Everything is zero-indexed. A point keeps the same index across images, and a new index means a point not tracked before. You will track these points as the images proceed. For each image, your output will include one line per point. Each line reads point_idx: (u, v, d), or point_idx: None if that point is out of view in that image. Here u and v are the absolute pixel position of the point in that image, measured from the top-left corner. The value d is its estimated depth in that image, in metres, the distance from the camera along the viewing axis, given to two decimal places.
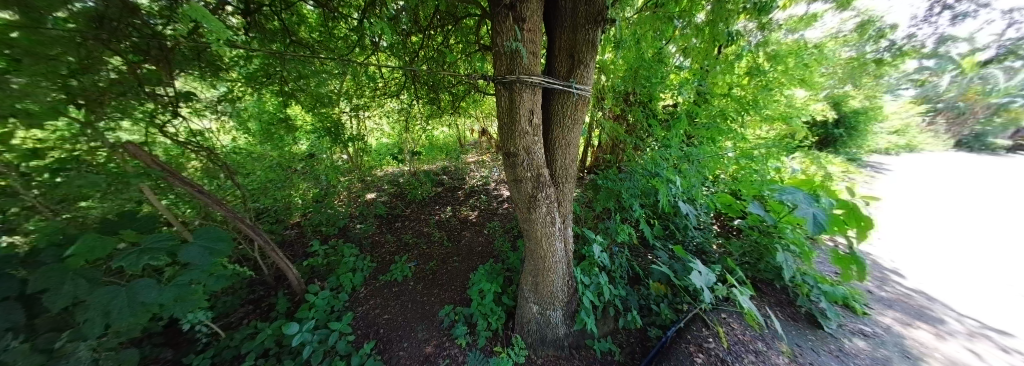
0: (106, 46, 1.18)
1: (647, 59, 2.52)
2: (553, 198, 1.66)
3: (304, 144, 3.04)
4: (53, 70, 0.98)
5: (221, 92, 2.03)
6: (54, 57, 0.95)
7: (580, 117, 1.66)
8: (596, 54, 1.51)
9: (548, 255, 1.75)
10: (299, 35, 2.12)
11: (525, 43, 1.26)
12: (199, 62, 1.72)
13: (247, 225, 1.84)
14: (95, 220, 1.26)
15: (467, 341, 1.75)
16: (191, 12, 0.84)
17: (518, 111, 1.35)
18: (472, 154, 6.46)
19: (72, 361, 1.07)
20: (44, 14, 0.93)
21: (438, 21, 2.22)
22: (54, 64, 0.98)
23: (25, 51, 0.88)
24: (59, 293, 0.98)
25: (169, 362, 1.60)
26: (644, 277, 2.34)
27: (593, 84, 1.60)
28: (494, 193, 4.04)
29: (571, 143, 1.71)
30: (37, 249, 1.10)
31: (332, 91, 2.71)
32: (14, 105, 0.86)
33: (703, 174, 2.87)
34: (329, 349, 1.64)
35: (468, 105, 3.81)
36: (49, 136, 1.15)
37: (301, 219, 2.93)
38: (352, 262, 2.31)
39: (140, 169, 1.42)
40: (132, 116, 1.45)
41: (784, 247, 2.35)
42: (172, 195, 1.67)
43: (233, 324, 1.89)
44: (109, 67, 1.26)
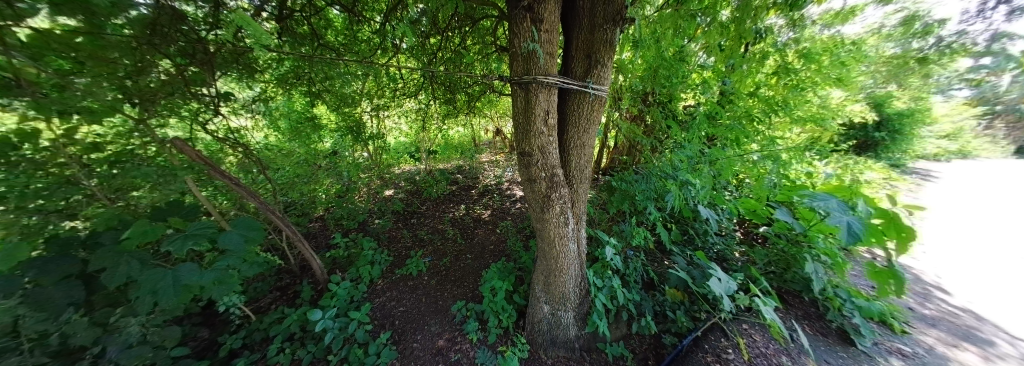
0: (155, 49, 1.31)
1: (669, 59, 2.44)
2: (567, 199, 1.66)
3: (328, 142, 3.19)
4: (110, 72, 1.13)
5: (255, 92, 2.18)
6: (111, 59, 1.11)
7: (596, 118, 1.65)
8: (614, 54, 1.50)
9: (561, 255, 1.75)
10: (325, 38, 2.23)
11: (543, 44, 1.26)
12: (238, 66, 1.82)
13: (277, 216, 1.96)
14: (145, 208, 1.40)
15: (478, 337, 1.78)
16: (240, 21, 0.96)
17: (534, 112, 1.36)
18: (485, 154, 6.56)
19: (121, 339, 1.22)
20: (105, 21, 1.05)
21: (456, 23, 2.28)
22: (110, 66, 1.12)
23: (87, 55, 1.03)
24: (115, 272, 1.10)
25: (206, 341, 1.74)
26: (659, 283, 2.28)
27: (609, 84, 1.58)
28: (507, 193, 4.07)
29: (587, 143, 1.70)
30: (98, 232, 1.24)
31: (355, 91, 2.84)
32: (78, 104, 1.00)
33: (725, 177, 2.76)
34: (348, 336, 1.72)
35: (484, 105, 3.87)
36: (109, 132, 1.35)
37: (324, 213, 3.10)
38: (370, 255, 2.41)
39: (185, 163, 1.54)
40: (177, 114, 1.59)
41: (815, 257, 2.22)
42: (212, 187, 1.82)
43: (262, 308, 2.03)
44: (159, 69, 1.40)
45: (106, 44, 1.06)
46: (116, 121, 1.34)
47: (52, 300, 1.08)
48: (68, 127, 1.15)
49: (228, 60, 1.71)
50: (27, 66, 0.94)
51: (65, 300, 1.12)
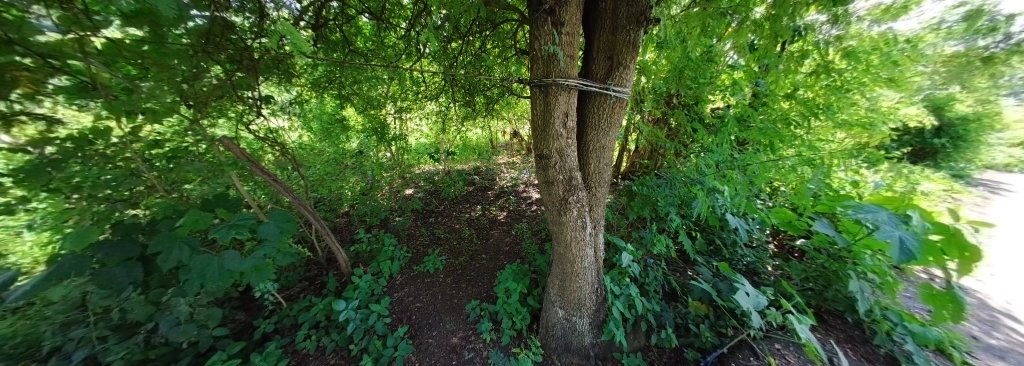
0: (208, 57, 1.46)
1: (696, 60, 2.32)
2: (584, 202, 1.64)
3: (355, 142, 3.37)
4: (170, 76, 1.29)
5: (292, 96, 2.35)
6: (171, 66, 1.26)
7: (616, 120, 1.61)
8: (637, 56, 1.46)
9: (577, 260, 1.72)
10: (355, 45, 2.36)
11: (564, 46, 1.26)
12: (277, 71, 1.96)
13: (308, 210, 2.09)
14: (196, 199, 1.57)
15: (491, 338, 1.78)
16: (285, 30, 1.05)
17: (553, 114, 1.35)
18: (502, 156, 6.62)
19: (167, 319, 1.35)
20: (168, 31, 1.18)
21: (477, 28, 2.33)
22: (170, 71, 1.28)
23: (152, 60, 1.20)
24: (169, 256, 1.22)
25: (243, 323, 1.89)
26: (682, 294, 2.17)
27: (631, 86, 1.55)
28: (523, 195, 4.08)
29: (606, 146, 1.67)
30: (156, 220, 1.39)
31: (381, 94, 2.98)
32: (142, 104, 1.22)
33: (757, 185, 2.58)
34: (368, 328, 1.80)
35: (502, 107, 3.91)
36: (169, 130, 1.50)
37: (349, 209, 3.27)
38: (390, 251, 2.51)
39: (231, 159, 1.69)
40: (225, 115, 1.75)
41: (860, 275, 2.01)
42: (253, 182, 1.98)
43: (292, 296, 2.17)
44: (211, 75, 1.55)
45: (166, 52, 1.22)
46: (168, 124, 1.48)
47: (116, 279, 1.21)
48: (133, 126, 1.31)
49: (269, 66, 1.86)
50: (102, 72, 1.10)
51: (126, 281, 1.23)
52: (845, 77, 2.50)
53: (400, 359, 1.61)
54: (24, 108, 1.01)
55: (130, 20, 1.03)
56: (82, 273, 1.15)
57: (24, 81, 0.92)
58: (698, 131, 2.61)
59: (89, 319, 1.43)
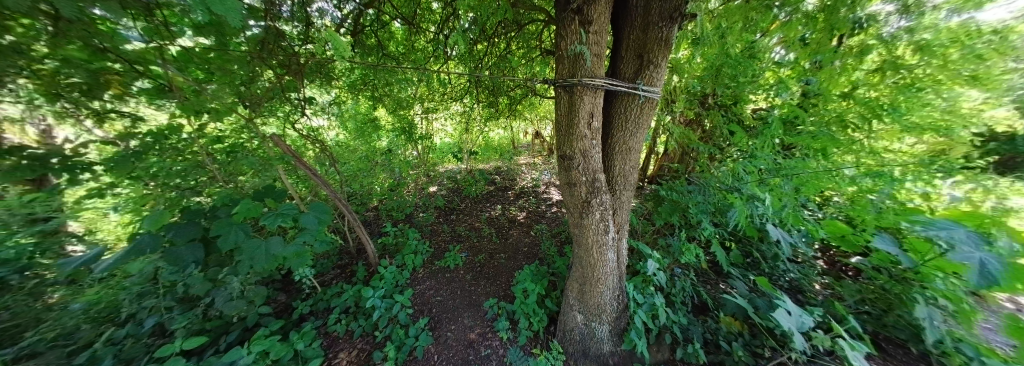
0: (263, 62, 1.63)
1: (738, 56, 2.14)
2: (608, 206, 1.59)
3: (385, 141, 3.56)
4: (230, 80, 1.48)
5: (331, 97, 2.55)
6: (230, 70, 1.45)
7: (645, 121, 1.55)
8: (669, 53, 1.39)
9: (599, 264, 1.68)
10: (388, 49, 2.49)
11: (591, 45, 1.23)
12: (319, 74, 2.11)
13: (342, 203, 2.24)
14: (249, 190, 1.73)
15: (508, 336, 1.79)
16: (331, 37, 1.16)
17: (578, 114, 1.33)
18: (523, 156, 6.63)
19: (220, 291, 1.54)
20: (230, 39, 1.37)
21: (502, 29, 2.36)
22: (231, 76, 1.47)
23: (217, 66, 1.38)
24: (227, 238, 1.37)
25: (284, 304, 2.08)
26: (713, 308, 2.02)
27: (662, 86, 1.48)
28: (543, 196, 4.06)
29: (633, 148, 1.61)
30: (216, 207, 1.55)
31: (410, 96, 3.12)
32: (207, 104, 1.44)
33: (805, 194, 2.34)
34: (392, 316, 1.90)
35: (525, 108, 3.92)
36: (228, 129, 1.75)
37: (378, 204, 3.46)
38: (414, 244, 2.61)
39: (279, 154, 1.86)
40: (275, 115, 1.94)
41: (929, 301, 1.74)
42: (296, 176, 2.17)
43: (326, 282, 2.35)
44: (264, 79, 1.73)
45: (229, 57, 1.40)
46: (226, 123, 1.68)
47: (181, 257, 1.36)
48: (199, 124, 1.58)
49: (313, 70, 2.02)
50: (176, 76, 1.40)
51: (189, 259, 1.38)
52: (915, 74, 2.16)
53: (420, 349, 1.67)
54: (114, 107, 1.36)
55: (201, 31, 1.25)
56: (154, 250, 1.32)
57: (115, 83, 1.24)
58: (736, 134, 2.42)
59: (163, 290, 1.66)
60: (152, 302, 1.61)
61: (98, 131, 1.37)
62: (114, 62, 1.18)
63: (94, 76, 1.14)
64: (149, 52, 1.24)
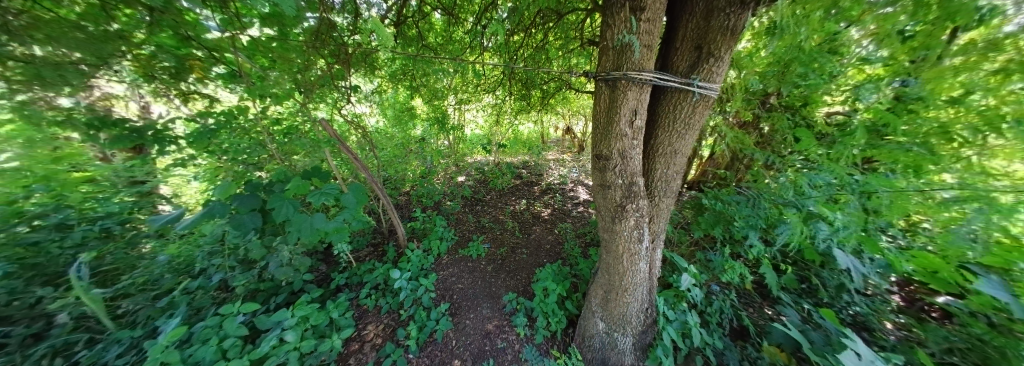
0: (316, 52, 1.74)
1: (817, 49, 1.83)
2: (644, 212, 1.48)
3: (419, 129, 3.68)
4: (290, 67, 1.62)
5: (373, 86, 2.68)
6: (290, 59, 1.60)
7: (697, 121, 1.40)
8: (734, 45, 1.23)
9: (628, 273, 1.59)
10: (427, 40, 2.51)
11: (641, 34, 1.12)
12: (365, 64, 2.22)
13: (378, 187, 2.36)
14: (300, 168, 1.90)
15: (525, 333, 1.78)
16: (374, 25, 1.18)
17: (619, 111, 1.24)
18: (552, 152, 6.51)
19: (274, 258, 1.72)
20: (290, 26, 1.51)
21: (541, 19, 2.27)
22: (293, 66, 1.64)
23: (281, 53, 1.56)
24: (281, 210, 1.52)
25: (324, 274, 2.29)
26: (755, 334, 1.80)
27: (721, 83, 1.32)
28: (570, 194, 3.97)
29: (678, 152, 1.48)
30: (272, 182, 1.72)
31: (445, 87, 3.15)
32: (270, 89, 1.58)
33: (885, 216, 1.98)
34: (417, 298, 1.98)
35: (558, 102, 3.79)
36: (285, 113, 1.92)
37: (410, 189, 3.63)
38: (441, 231, 2.70)
39: (325, 137, 2.00)
40: (325, 101, 2.06)
41: None
42: (339, 158, 2.34)
43: (361, 257, 2.53)
44: (319, 67, 1.86)
45: (288, 46, 1.57)
46: (282, 108, 1.84)
47: (242, 224, 1.54)
48: (263, 107, 1.75)
49: (358, 59, 2.11)
50: (244, 63, 1.57)
51: (252, 227, 1.56)
52: None
53: (440, 333, 1.72)
54: (196, 88, 1.60)
55: (267, 21, 1.46)
56: (222, 216, 1.52)
57: (196, 67, 1.50)
58: (803, 139, 2.10)
59: (229, 251, 1.91)
60: (219, 260, 1.86)
61: (185, 109, 1.66)
62: (197, 49, 1.43)
63: (180, 60, 1.42)
64: (224, 41, 1.43)
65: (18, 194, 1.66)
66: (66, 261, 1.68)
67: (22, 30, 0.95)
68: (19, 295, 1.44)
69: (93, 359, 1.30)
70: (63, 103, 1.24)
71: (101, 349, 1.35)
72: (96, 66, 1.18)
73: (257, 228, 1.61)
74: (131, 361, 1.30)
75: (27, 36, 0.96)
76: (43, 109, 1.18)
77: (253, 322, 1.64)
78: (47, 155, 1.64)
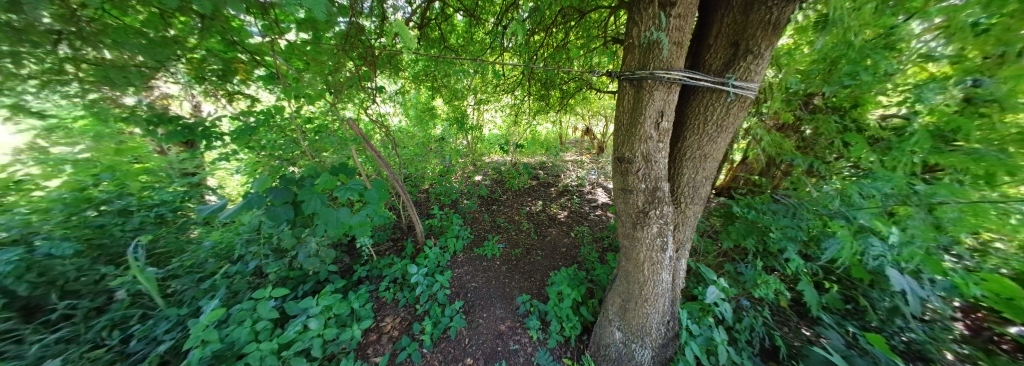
0: (345, 55, 1.81)
1: (868, 44, 1.63)
2: (669, 218, 1.40)
3: (439, 129, 3.75)
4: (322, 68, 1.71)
5: (396, 87, 2.77)
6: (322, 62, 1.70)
7: (731, 124, 1.31)
8: (777, 41, 1.13)
9: (649, 283, 1.51)
10: (448, 41, 2.54)
11: (670, 31, 1.06)
12: (389, 66, 2.30)
13: (399, 184, 2.42)
14: (327, 164, 2.00)
15: (538, 337, 1.75)
16: (397, 27, 1.21)
17: (644, 113, 1.18)
18: (570, 153, 6.39)
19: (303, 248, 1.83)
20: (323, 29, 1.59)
21: (562, 18, 2.24)
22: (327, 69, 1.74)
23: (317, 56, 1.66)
24: (310, 204, 1.60)
25: (347, 265, 2.39)
26: (789, 357, 1.65)
27: (760, 82, 1.22)
28: (588, 197, 3.88)
29: (709, 156, 1.39)
30: (302, 177, 1.82)
31: (465, 87, 3.18)
32: (304, 90, 1.68)
33: (953, 233, 1.74)
34: (432, 294, 2.02)
35: (577, 102, 3.71)
36: (316, 112, 2.03)
37: (429, 187, 3.70)
38: (457, 229, 2.73)
39: (351, 135, 2.09)
40: (353, 101, 2.15)
41: None
42: (364, 156, 2.44)
43: (381, 251, 2.62)
44: (349, 69, 1.93)
45: (321, 49, 1.66)
46: (314, 108, 1.95)
47: (276, 215, 1.64)
48: (298, 106, 1.86)
49: (384, 61, 2.19)
50: (281, 65, 1.67)
51: (284, 218, 1.65)
52: None
53: (453, 330, 1.74)
54: (239, 88, 1.74)
55: (302, 26, 1.55)
56: (258, 207, 1.63)
57: (240, 70, 1.64)
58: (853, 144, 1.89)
59: (263, 240, 2.05)
60: (255, 248, 2.00)
61: (231, 108, 1.80)
62: (241, 53, 1.56)
63: (227, 63, 1.55)
64: (265, 45, 1.53)
65: (88, 181, 1.99)
66: (125, 242, 1.96)
67: (95, 36, 1.04)
68: (86, 272, 1.73)
69: (146, 333, 1.49)
70: (126, 101, 1.42)
71: (153, 324, 1.55)
72: (154, 69, 1.33)
73: (288, 220, 1.70)
74: (177, 337, 1.45)
75: (97, 41, 1.05)
76: (109, 107, 1.36)
77: (282, 307, 1.76)
78: (113, 148, 2.02)
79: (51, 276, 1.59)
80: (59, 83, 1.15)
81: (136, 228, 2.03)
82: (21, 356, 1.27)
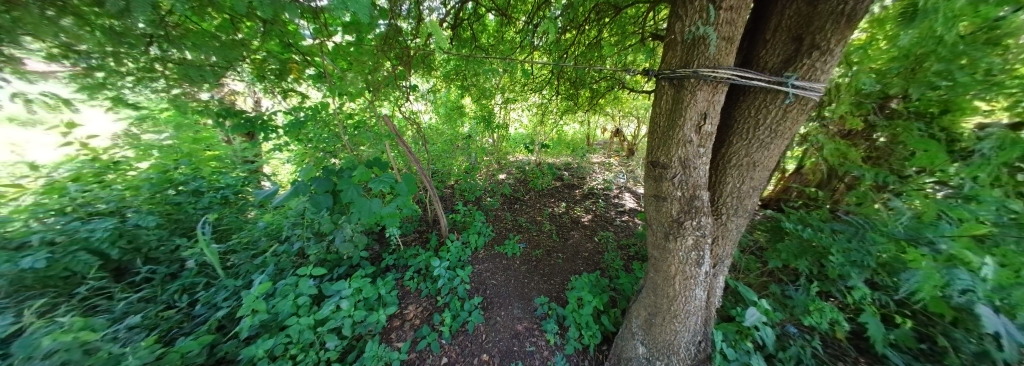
0: (383, 54, 1.90)
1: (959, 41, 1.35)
2: (707, 230, 1.29)
3: (466, 127, 3.83)
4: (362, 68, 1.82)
5: (428, 86, 2.87)
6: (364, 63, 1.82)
7: (787, 129, 1.17)
8: (853, 35, 0.98)
9: (680, 298, 1.41)
10: (479, 41, 2.56)
11: (720, 25, 0.96)
12: (423, 65, 2.38)
13: (427, 179, 2.51)
14: (364, 158, 2.14)
15: (555, 341, 1.71)
16: (431, 27, 1.25)
17: (684, 115, 1.09)
18: (597, 155, 6.19)
19: (340, 233, 1.99)
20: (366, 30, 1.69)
21: (596, 15, 2.17)
22: (367, 69, 1.84)
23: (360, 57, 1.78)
24: (347, 193, 1.72)
25: (376, 253, 2.54)
26: None
27: (828, 82, 1.07)
28: (615, 201, 3.72)
29: (759, 164, 1.25)
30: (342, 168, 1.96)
31: (493, 86, 3.21)
32: (347, 89, 1.81)
33: None
34: (453, 287, 2.07)
35: (608, 102, 3.56)
36: (356, 109, 2.17)
37: (454, 183, 3.81)
38: (479, 226, 2.77)
39: (386, 131, 2.21)
40: (389, 99, 2.26)
41: None
42: (396, 151, 2.58)
43: (408, 242, 2.75)
44: (388, 69, 2.03)
45: (363, 50, 1.78)
46: (355, 105, 2.09)
47: (318, 203, 1.78)
48: (341, 104, 2.01)
49: (418, 61, 2.28)
50: (328, 65, 1.81)
51: (324, 206, 1.79)
52: None
53: (471, 324, 1.76)
54: (292, 86, 1.92)
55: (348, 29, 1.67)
56: (304, 194, 1.78)
57: (294, 69, 1.81)
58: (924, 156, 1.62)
59: (307, 224, 2.25)
60: (299, 231, 2.20)
61: (285, 104, 1.98)
62: (295, 55, 1.73)
63: (283, 63, 1.72)
64: (316, 47, 1.68)
65: (171, 165, 2.36)
66: (196, 219, 2.28)
67: (179, 39, 1.22)
68: (164, 242, 2.04)
69: (209, 299, 1.73)
70: (203, 97, 1.64)
71: (215, 291, 1.79)
72: (224, 68, 1.51)
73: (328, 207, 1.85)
74: (232, 304, 1.66)
75: (181, 44, 1.24)
76: (189, 101, 1.58)
77: (319, 287, 1.92)
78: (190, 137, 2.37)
79: (137, 243, 1.92)
80: (149, 79, 1.37)
81: (206, 207, 2.35)
82: (110, 310, 1.58)
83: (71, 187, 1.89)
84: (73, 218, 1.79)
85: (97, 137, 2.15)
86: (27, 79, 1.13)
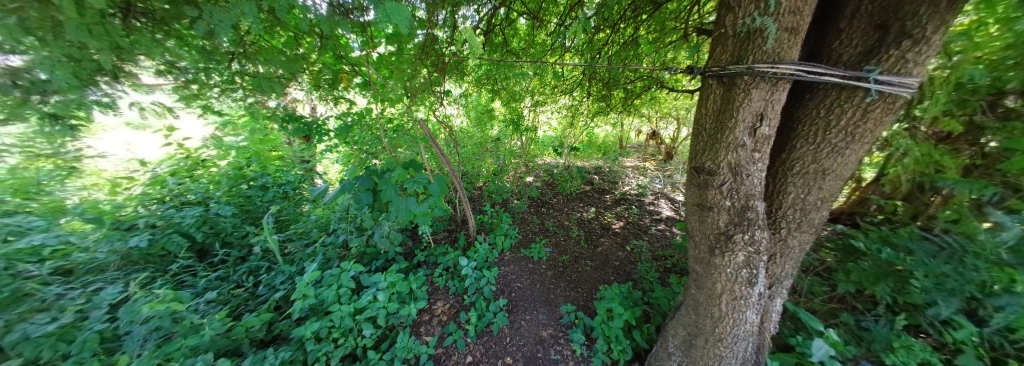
0: (420, 62, 2.00)
1: None
2: (762, 245, 1.14)
3: (495, 130, 3.88)
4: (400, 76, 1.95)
5: (460, 91, 2.96)
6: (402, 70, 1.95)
7: (869, 132, 0.99)
8: (961, 18, 0.81)
9: (726, 320, 1.27)
10: (511, 45, 2.59)
11: (781, 15, 0.86)
12: (456, 71, 2.48)
13: (457, 180, 2.58)
14: (401, 159, 2.28)
15: (581, 352, 1.65)
16: (465, 34, 1.29)
17: (735, 116, 0.99)
18: (630, 158, 5.87)
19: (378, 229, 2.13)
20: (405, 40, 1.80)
21: (633, 12, 2.07)
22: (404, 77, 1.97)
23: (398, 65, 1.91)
24: (386, 192, 1.84)
25: (409, 249, 2.68)
26: None
27: (926, 75, 0.89)
28: (650, 209, 3.48)
29: (830, 172, 1.08)
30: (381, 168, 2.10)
31: (523, 89, 3.22)
32: (387, 95, 1.95)
33: None
34: (479, 287, 2.09)
35: (644, 103, 3.36)
36: (395, 114, 2.32)
37: (483, 185, 3.86)
38: (506, 228, 2.78)
39: (421, 134, 2.33)
40: (424, 104, 2.38)
41: None
42: (429, 152, 2.70)
43: (438, 240, 2.85)
44: (423, 75, 2.14)
45: (402, 59, 1.91)
46: (395, 110, 2.23)
47: (360, 200, 1.94)
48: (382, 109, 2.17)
49: (452, 67, 2.36)
50: (372, 74, 1.96)
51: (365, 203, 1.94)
52: None
53: (496, 326, 1.77)
54: (342, 93, 2.12)
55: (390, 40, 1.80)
56: (348, 191, 1.95)
57: (344, 78, 1.99)
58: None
59: (350, 219, 2.45)
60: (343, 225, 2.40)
61: (335, 109, 2.19)
62: (346, 65, 1.90)
63: (335, 73, 1.91)
64: (363, 58, 1.84)
65: (244, 163, 2.75)
66: (262, 210, 2.62)
67: (253, 55, 1.45)
68: (237, 229, 2.38)
69: (269, 281, 1.97)
70: (269, 104, 1.89)
71: (274, 275, 2.04)
72: (288, 79, 1.72)
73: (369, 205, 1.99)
74: (286, 287, 1.87)
75: (255, 58, 1.46)
76: (260, 108, 1.84)
77: (359, 278, 2.08)
78: (259, 139, 2.74)
79: (216, 229, 2.27)
80: (230, 91, 1.61)
81: (270, 200, 2.69)
82: (195, 285, 1.90)
83: (170, 180, 2.33)
84: (169, 206, 2.22)
85: (191, 139, 2.62)
86: (142, 90, 1.31)
